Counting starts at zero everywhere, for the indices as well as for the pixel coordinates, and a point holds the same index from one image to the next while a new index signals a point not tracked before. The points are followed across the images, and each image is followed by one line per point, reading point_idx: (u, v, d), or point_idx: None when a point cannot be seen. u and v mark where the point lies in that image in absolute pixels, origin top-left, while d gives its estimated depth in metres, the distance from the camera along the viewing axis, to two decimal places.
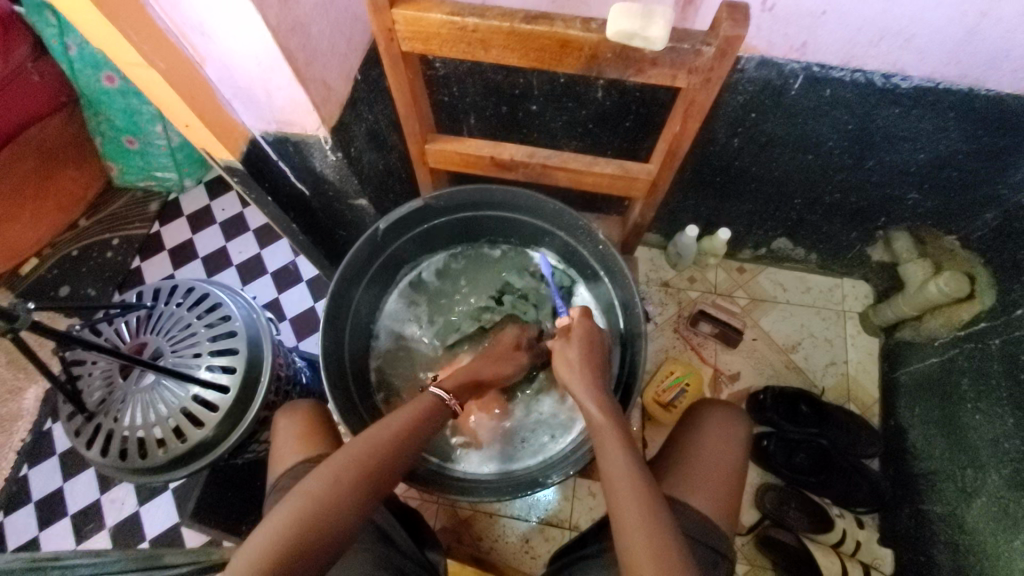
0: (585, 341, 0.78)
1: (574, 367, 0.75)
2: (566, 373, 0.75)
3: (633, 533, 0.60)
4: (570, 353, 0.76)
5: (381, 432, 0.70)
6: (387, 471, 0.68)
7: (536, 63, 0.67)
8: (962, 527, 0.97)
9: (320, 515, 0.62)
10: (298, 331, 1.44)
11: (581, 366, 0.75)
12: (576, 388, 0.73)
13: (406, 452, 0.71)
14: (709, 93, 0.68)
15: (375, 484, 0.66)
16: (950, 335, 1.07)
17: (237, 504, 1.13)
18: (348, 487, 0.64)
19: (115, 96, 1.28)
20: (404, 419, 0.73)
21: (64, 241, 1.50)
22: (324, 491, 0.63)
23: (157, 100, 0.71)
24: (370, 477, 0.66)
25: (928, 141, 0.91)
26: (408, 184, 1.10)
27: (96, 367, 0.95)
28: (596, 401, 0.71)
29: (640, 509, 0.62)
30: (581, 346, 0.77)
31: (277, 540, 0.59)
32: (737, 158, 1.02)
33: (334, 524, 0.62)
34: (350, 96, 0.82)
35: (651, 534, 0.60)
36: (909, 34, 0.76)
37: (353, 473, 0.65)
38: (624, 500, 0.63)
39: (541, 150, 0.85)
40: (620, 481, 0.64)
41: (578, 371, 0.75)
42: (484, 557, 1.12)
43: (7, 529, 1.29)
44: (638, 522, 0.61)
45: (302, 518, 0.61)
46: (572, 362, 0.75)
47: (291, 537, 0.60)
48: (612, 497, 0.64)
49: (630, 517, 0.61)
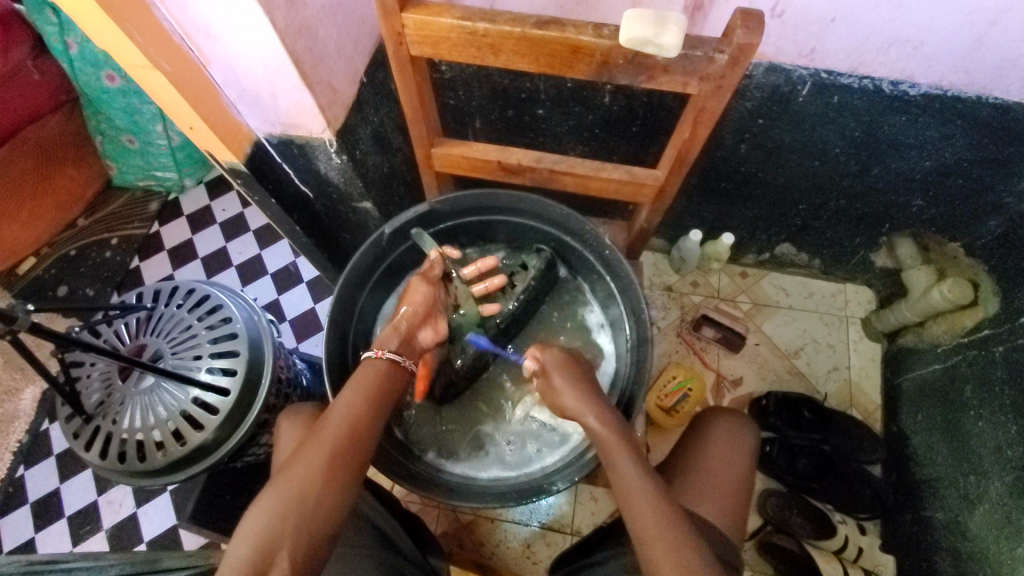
0: (577, 372, 0.77)
1: (576, 399, 0.74)
2: (567, 405, 0.74)
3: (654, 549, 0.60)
4: (566, 385, 0.75)
5: (338, 404, 0.70)
6: (350, 439, 0.67)
7: (546, 68, 0.67)
8: (966, 534, 0.96)
9: (291, 498, 0.61)
10: (299, 333, 1.43)
11: (582, 396, 0.74)
12: (584, 417, 0.72)
13: (366, 416, 0.70)
14: (720, 100, 0.68)
15: (340, 454, 0.65)
16: (953, 342, 1.07)
17: (232, 506, 1.11)
18: (311, 464, 0.63)
19: (116, 95, 1.26)
20: (357, 387, 0.73)
21: (63, 240, 1.49)
22: (289, 474, 0.62)
23: (161, 102, 0.71)
24: (333, 448, 0.65)
25: (935, 149, 0.91)
26: (412, 187, 1.10)
27: (95, 368, 0.94)
28: (607, 430, 0.70)
29: (674, 542, 0.60)
30: (574, 375, 0.76)
31: (256, 532, 0.58)
32: (743, 163, 1.02)
33: (309, 505, 0.61)
34: (355, 98, 0.82)
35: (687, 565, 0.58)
36: (918, 42, 0.75)
37: (314, 448, 0.65)
38: (656, 534, 0.61)
39: (549, 155, 0.85)
40: (646, 513, 0.62)
41: (582, 403, 0.73)
42: (485, 562, 1.12)
43: (3, 530, 1.28)
44: (674, 557, 0.59)
45: (274, 505, 0.60)
46: (571, 393, 0.74)
47: (267, 526, 0.59)
48: (629, 514, 0.63)
49: (664, 553, 0.59)
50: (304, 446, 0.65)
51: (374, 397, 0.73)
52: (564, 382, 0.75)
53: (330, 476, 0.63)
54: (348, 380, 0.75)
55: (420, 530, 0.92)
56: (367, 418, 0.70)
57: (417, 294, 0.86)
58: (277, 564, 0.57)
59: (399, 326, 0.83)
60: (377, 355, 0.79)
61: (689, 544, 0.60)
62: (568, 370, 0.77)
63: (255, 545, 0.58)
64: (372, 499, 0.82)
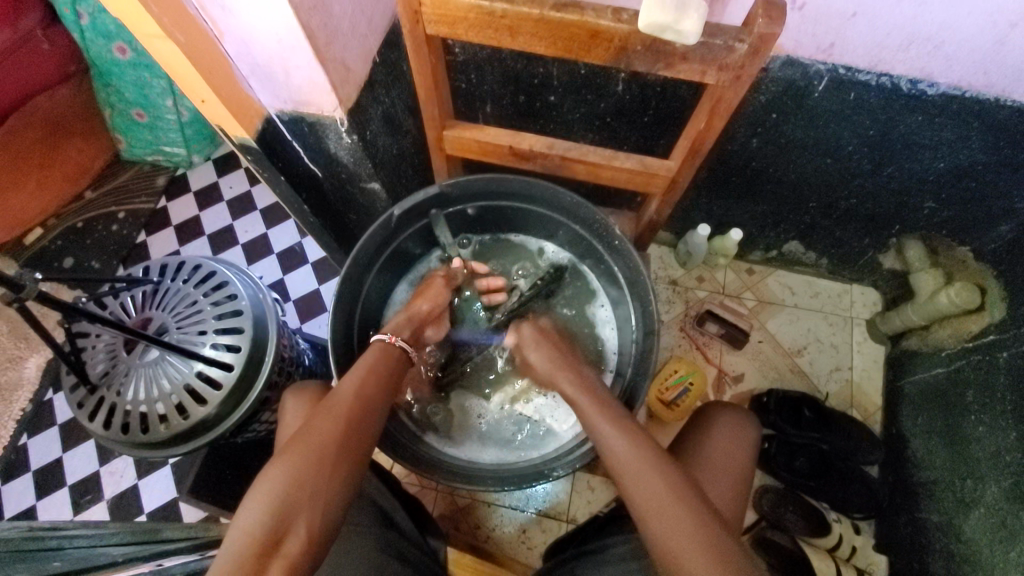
0: (551, 339, 0.82)
1: (549, 367, 0.78)
2: (544, 371, 0.79)
3: (662, 526, 0.59)
4: (537, 353, 0.80)
5: (351, 380, 0.71)
6: (363, 413, 0.68)
7: (563, 53, 0.67)
8: (960, 537, 0.97)
9: (308, 464, 0.61)
10: (302, 313, 1.43)
11: (557, 361, 0.78)
12: (564, 386, 0.75)
13: (378, 394, 0.71)
14: (737, 92, 0.67)
15: (355, 426, 0.66)
16: (958, 346, 1.06)
17: (231, 482, 1.12)
18: (326, 432, 0.64)
19: (126, 68, 1.26)
20: (362, 368, 0.73)
21: (70, 212, 1.49)
22: (301, 443, 0.62)
23: (173, 74, 0.70)
24: (344, 422, 0.65)
25: (950, 150, 0.90)
26: (422, 170, 1.09)
27: (99, 340, 0.95)
28: (585, 390, 0.73)
29: (656, 481, 0.61)
30: (549, 342, 0.81)
31: (272, 495, 0.58)
32: (755, 158, 1.01)
33: (326, 471, 0.61)
34: (369, 77, 0.81)
35: (671, 504, 0.59)
36: (939, 40, 0.74)
37: (325, 420, 0.65)
38: (638, 474, 0.62)
39: (561, 142, 0.84)
40: (629, 460, 0.64)
41: (561, 368, 0.77)
42: (481, 545, 1.13)
43: (6, 496, 1.30)
44: (656, 497, 0.60)
45: (290, 469, 0.60)
46: (547, 360, 0.79)
47: (282, 489, 0.59)
48: (634, 494, 0.62)
49: (646, 491, 0.61)
50: (320, 415, 0.66)
51: (384, 376, 0.74)
52: (538, 354, 0.80)
53: (345, 447, 0.64)
54: (358, 361, 0.76)
55: (419, 511, 0.93)
56: (378, 396, 0.71)
57: (437, 292, 0.89)
58: (294, 529, 0.57)
59: (410, 310, 0.86)
60: (391, 340, 0.80)
61: (673, 482, 0.61)
62: (542, 338, 0.82)
63: (271, 508, 0.57)
64: (372, 478, 0.82)
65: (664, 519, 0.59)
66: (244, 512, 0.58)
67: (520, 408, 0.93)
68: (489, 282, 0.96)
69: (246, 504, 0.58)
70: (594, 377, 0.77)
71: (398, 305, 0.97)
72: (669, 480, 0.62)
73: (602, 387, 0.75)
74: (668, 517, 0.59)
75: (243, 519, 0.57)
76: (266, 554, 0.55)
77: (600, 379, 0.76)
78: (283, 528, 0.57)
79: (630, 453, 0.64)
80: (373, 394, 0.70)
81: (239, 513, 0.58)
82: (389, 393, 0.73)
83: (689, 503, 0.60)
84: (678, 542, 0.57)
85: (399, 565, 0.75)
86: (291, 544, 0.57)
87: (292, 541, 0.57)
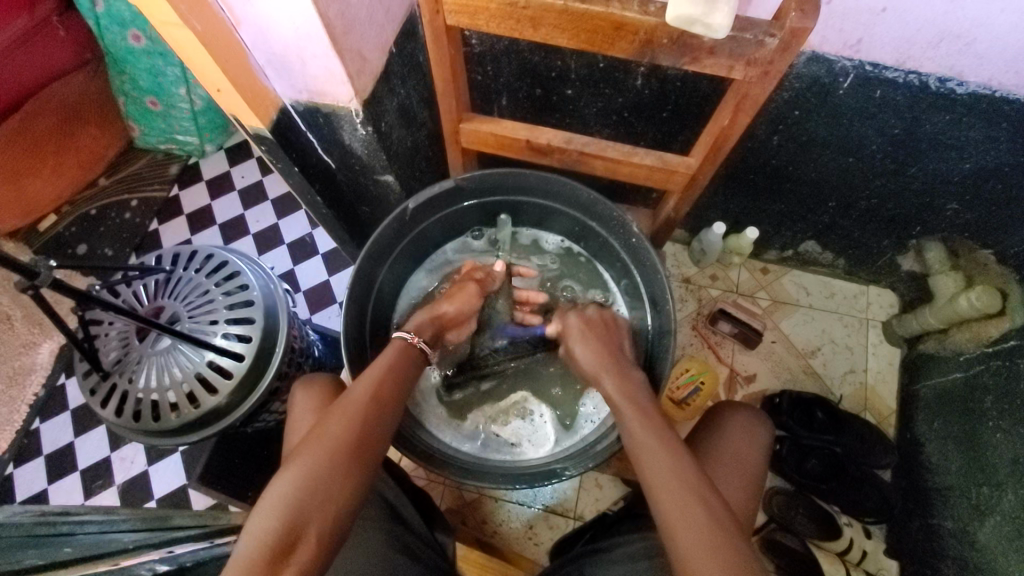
0: (596, 331, 0.81)
1: (594, 360, 0.77)
2: (587, 367, 0.77)
3: (685, 537, 0.57)
4: (580, 343, 0.80)
5: (367, 381, 0.70)
6: (377, 417, 0.67)
7: (586, 45, 0.66)
8: (974, 544, 0.95)
9: (322, 469, 0.60)
10: (312, 304, 1.43)
11: (600, 355, 0.77)
12: (602, 380, 0.74)
13: (393, 396, 0.70)
14: (764, 88, 0.66)
15: (369, 430, 0.65)
16: (976, 351, 1.04)
17: (244, 470, 1.14)
18: (340, 437, 0.63)
19: (140, 56, 1.26)
20: (378, 368, 0.72)
21: (84, 199, 1.49)
22: (317, 447, 0.61)
23: (189, 64, 0.70)
24: (358, 426, 0.64)
25: (977, 152, 0.88)
26: (435, 162, 1.09)
27: (113, 328, 0.95)
28: (621, 393, 0.71)
29: (683, 493, 0.60)
30: (595, 334, 0.80)
31: (285, 500, 0.58)
32: (775, 155, 0.99)
33: (340, 477, 0.61)
34: (385, 68, 0.80)
35: (698, 520, 0.58)
36: (971, 37, 0.72)
37: (341, 424, 0.64)
38: (664, 485, 0.61)
39: (579, 137, 0.83)
40: (655, 467, 0.62)
41: (600, 364, 0.76)
42: (486, 540, 1.13)
43: (17, 480, 1.31)
44: (682, 513, 0.58)
45: (304, 473, 0.59)
46: (590, 356, 0.77)
47: (296, 494, 0.58)
48: (658, 503, 0.60)
49: (673, 505, 0.59)
50: (334, 417, 0.65)
51: (402, 378, 0.73)
52: (583, 347, 0.79)
53: (359, 452, 0.63)
54: (375, 360, 0.74)
55: (427, 505, 0.94)
56: (393, 400, 0.70)
57: (467, 296, 0.88)
58: (307, 535, 0.57)
59: (436, 314, 0.84)
60: (411, 340, 0.78)
61: (701, 499, 0.59)
62: (587, 330, 0.81)
63: (284, 513, 0.57)
64: (382, 473, 0.83)
65: (690, 531, 0.57)
66: (258, 515, 0.57)
67: (498, 430, 0.92)
68: (527, 294, 0.98)
69: (258, 507, 0.58)
70: (638, 376, 0.74)
71: (415, 293, 0.97)
72: (697, 495, 0.60)
73: (641, 389, 0.72)
74: (693, 532, 0.57)
75: (256, 522, 0.57)
76: (277, 558, 0.55)
77: (641, 378, 0.74)
78: (297, 533, 0.57)
79: (658, 464, 0.62)
80: (390, 398, 0.69)
81: (251, 515, 0.58)
82: (406, 397, 0.73)
83: (715, 515, 0.58)
84: (701, 556, 0.55)
85: (407, 560, 0.75)
86: (304, 549, 0.57)
87: (305, 546, 0.57)
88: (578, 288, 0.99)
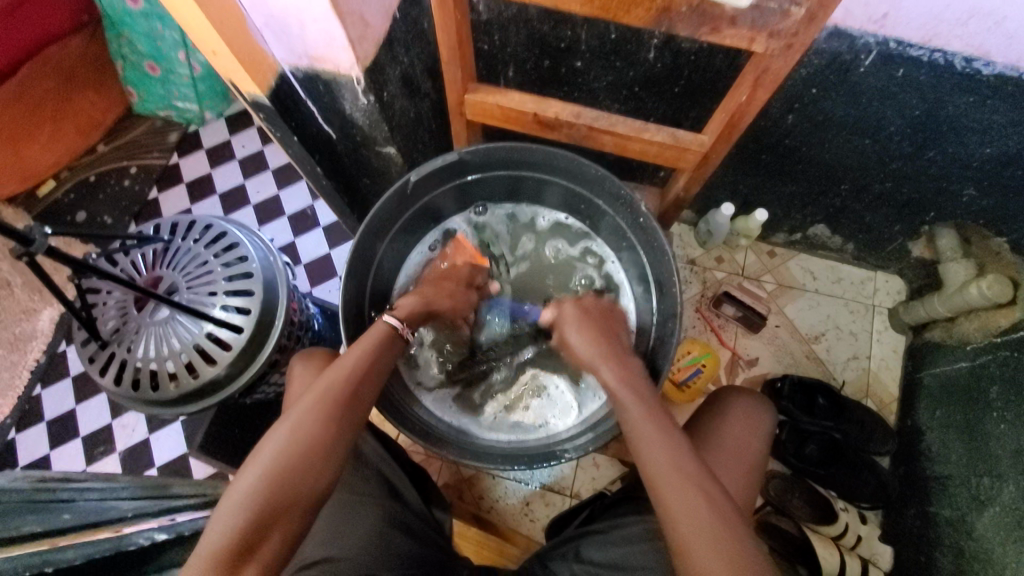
0: (594, 320, 0.77)
1: (592, 347, 0.73)
2: (583, 355, 0.74)
3: (689, 534, 0.56)
4: (576, 333, 0.76)
5: (337, 370, 0.67)
6: (349, 410, 0.65)
7: (601, 13, 0.63)
8: (971, 533, 0.96)
9: (289, 466, 0.59)
10: (312, 277, 1.42)
11: (598, 343, 0.74)
12: (599, 368, 0.71)
13: (367, 386, 0.68)
14: (786, 62, 0.63)
15: (340, 423, 0.63)
16: (984, 341, 1.03)
17: (242, 441, 1.14)
18: (311, 432, 0.61)
19: (138, 18, 1.22)
20: (354, 354, 0.69)
21: (81, 165, 1.46)
22: (286, 442, 0.60)
23: (183, 24, 0.66)
24: (329, 419, 0.63)
25: (998, 137, 0.85)
26: (438, 135, 1.06)
27: (111, 297, 0.94)
28: (623, 380, 0.68)
29: (689, 490, 0.58)
30: (591, 323, 0.77)
31: (249, 499, 0.57)
32: (789, 136, 0.96)
33: (310, 473, 0.60)
34: (387, 35, 0.77)
35: (706, 515, 0.57)
36: (1002, 16, 0.69)
37: (312, 418, 0.62)
38: (671, 478, 0.59)
39: (589, 111, 0.81)
40: (660, 465, 0.60)
41: (597, 351, 0.73)
42: (484, 515, 1.14)
43: (20, 444, 1.32)
44: (689, 507, 0.57)
45: (270, 471, 0.59)
46: (586, 342, 0.74)
47: (260, 493, 0.57)
48: (664, 498, 0.59)
49: (675, 500, 0.58)
50: (303, 411, 0.63)
51: (378, 366, 0.70)
52: (578, 335, 0.75)
53: (328, 449, 0.62)
54: (353, 345, 0.71)
55: (426, 482, 0.94)
56: (367, 391, 0.68)
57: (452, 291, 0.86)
58: (273, 532, 0.57)
59: (425, 292, 0.83)
60: (401, 329, 0.75)
61: (707, 494, 0.58)
62: (584, 318, 0.77)
63: (249, 512, 0.56)
64: (381, 450, 0.82)
65: (696, 526, 0.56)
66: (221, 513, 0.57)
67: (520, 415, 0.91)
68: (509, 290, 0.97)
69: (223, 503, 0.57)
70: (636, 364, 0.72)
71: (416, 265, 0.96)
72: (704, 490, 0.58)
73: (643, 377, 0.70)
74: (701, 525, 0.56)
75: (222, 518, 0.56)
76: (243, 556, 0.55)
77: (639, 365, 0.72)
78: (263, 530, 0.56)
79: (662, 456, 0.61)
80: (363, 389, 0.67)
81: (214, 511, 0.57)
82: (379, 385, 0.70)
83: (722, 512, 0.57)
84: (708, 548, 0.55)
85: (405, 537, 0.75)
86: (270, 546, 0.57)
87: (271, 544, 0.57)
88: (576, 259, 0.99)
